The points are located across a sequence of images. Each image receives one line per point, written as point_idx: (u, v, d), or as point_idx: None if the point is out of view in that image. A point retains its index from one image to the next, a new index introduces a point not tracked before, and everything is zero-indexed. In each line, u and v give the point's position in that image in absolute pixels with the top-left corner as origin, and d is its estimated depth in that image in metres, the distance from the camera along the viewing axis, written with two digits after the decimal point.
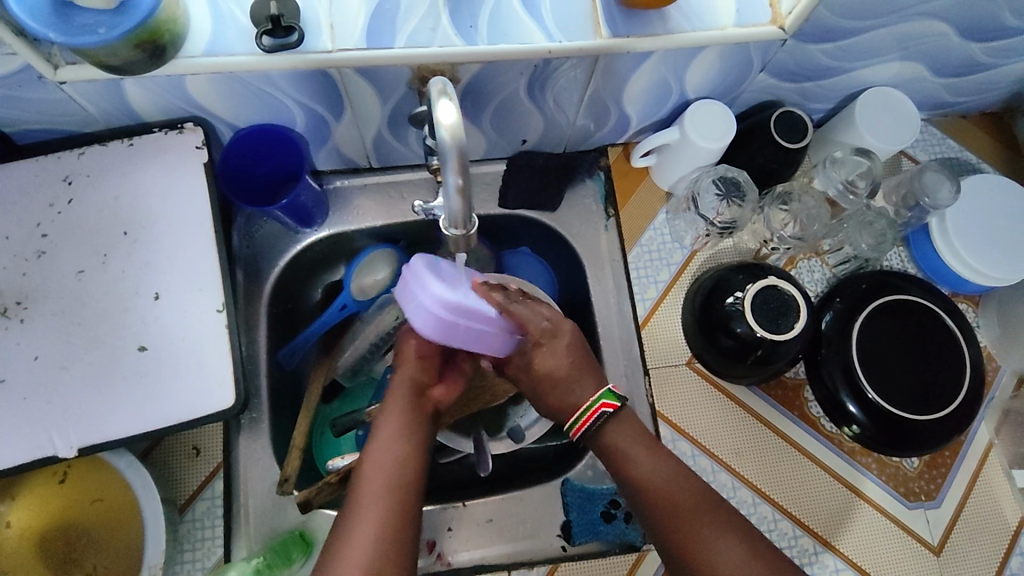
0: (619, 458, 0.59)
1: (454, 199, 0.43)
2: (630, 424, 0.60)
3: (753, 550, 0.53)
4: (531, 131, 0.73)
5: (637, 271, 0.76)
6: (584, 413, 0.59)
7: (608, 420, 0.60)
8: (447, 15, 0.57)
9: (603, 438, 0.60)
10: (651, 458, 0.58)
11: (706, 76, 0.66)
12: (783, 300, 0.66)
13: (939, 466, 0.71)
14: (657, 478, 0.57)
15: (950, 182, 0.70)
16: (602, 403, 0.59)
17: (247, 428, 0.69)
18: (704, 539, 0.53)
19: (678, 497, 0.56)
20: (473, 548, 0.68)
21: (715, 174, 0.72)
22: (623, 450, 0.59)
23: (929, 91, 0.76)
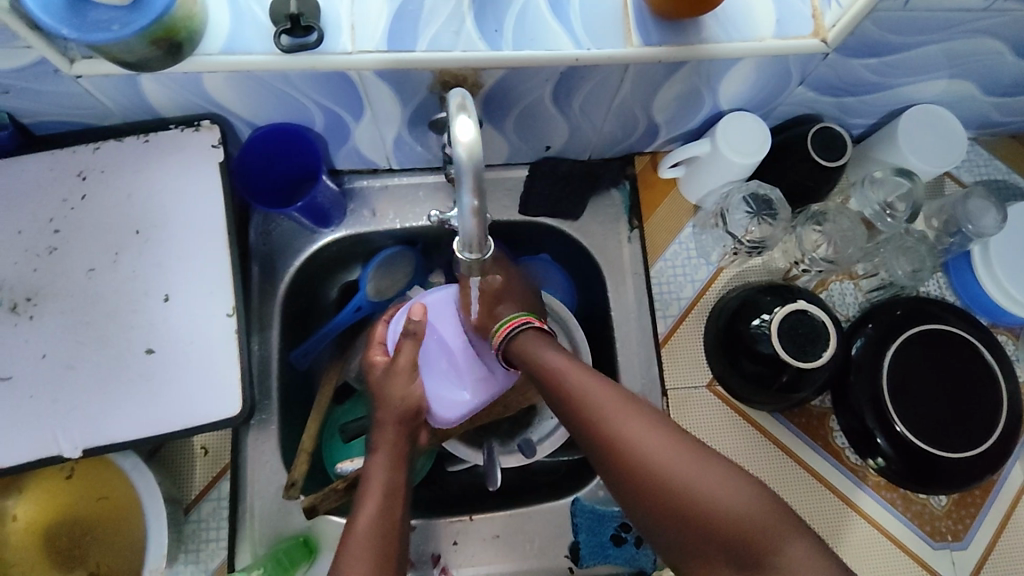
0: (530, 359, 0.54)
1: (469, 220, 0.41)
2: (535, 330, 0.57)
3: (674, 438, 0.48)
4: (555, 138, 0.70)
5: (659, 287, 0.73)
6: (507, 325, 0.58)
7: (523, 331, 0.57)
8: (471, 18, 0.55)
9: (517, 346, 0.56)
10: (559, 354, 0.53)
11: (741, 88, 0.63)
12: (812, 324, 0.64)
13: (968, 506, 0.68)
14: (566, 374, 0.51)
15: (996, 209, 0.67)
16: (520, 318, 0.58)
17: (255, 430, 0.68)
18: (617, 425, 0.49)
19: (590, 392, 0.51)
20: (479, 564, 0.67)
21: (747, 190, 0.69)
22: (536, 357, 0.54)
23: (978, 110, 0.71)
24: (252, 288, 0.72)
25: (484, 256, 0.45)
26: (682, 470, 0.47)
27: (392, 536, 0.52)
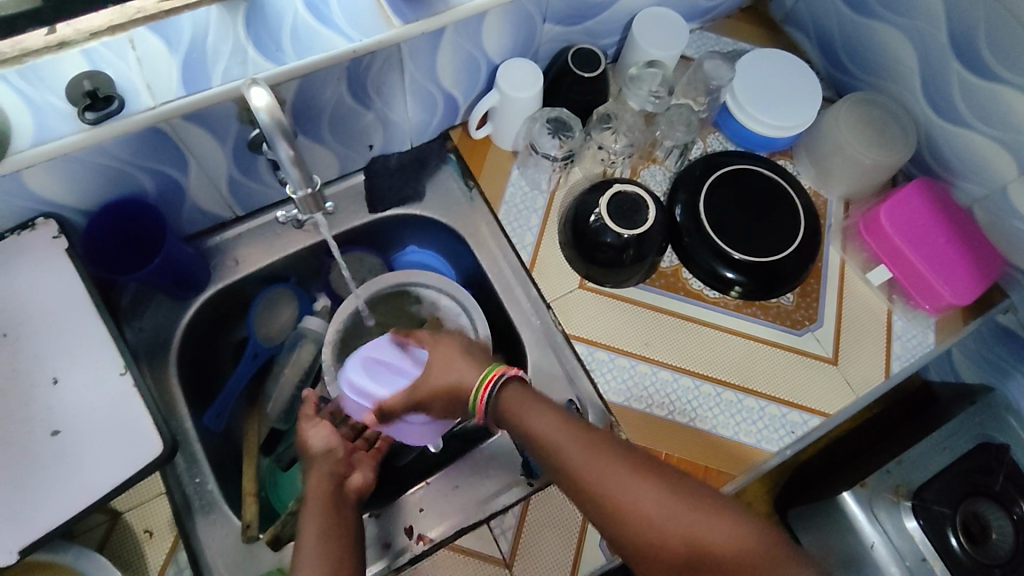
0: (519, 422, 0.61)
1: (294, 171, 0.52)
2: (517, 385, 0.63)
3: (652, 478, 0.56)
4: (374, 135, 0.79)
5: (511, 224, 0.82)
6: (487, 379, 0.63)
7: (503, 384, 0.63)
8: (252, 48, 0.63)
9: (503, 404, 0.62)
10: (549, 415, 0.60)
11: (502, 41, 0.76)
12: (632, 200, 0.76)
13: (810, 293, 0.82)
14: (553, 437, 0.59)
15: (725, 64, 0.88)
16: (498, 367, 0.63)
17: (194, 493, 0.68)
18: (603, 479, 0.56)
19: (569, 455, 0.58)
20: (448, 517, 0.70)
21: (546, 116, 0.81)
22: (523, 415, 0.61)
23: (688, 3, 0.90)
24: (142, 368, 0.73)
25: (315, 187, 0.55)
26: (665, 515, 0.54)
27: (342, 539, 0.58)
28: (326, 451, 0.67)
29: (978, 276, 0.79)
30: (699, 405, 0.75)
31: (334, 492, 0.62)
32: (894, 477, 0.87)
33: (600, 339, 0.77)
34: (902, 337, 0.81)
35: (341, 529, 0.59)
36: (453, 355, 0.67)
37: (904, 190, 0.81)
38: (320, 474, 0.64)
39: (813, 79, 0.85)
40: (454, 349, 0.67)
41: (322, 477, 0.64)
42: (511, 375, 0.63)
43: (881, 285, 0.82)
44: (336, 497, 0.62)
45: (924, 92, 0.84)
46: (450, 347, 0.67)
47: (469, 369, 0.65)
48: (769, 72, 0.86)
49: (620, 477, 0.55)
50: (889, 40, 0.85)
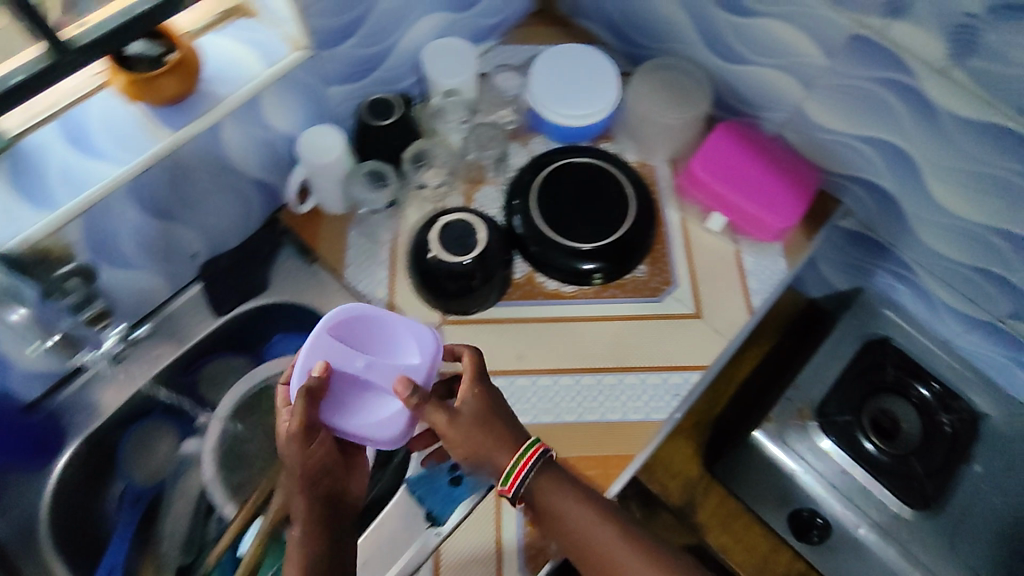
0: (549, 510, 0.62)
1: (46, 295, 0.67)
2: (549, 470, 0.63)
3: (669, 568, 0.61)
4: (195, 242, 0.78)
5: (360, 284, 0.82)
6: (523, 461, 0.62)
7: (537, 470, 0.63)
8: (20, 203, 0.63)
9: (532, 493, 0.63)
10: (583, 503, 0.62)
11: (288, 116, 0.76)
12: (460, 227, 0.77)
13: (659, 258, 0.85)
14: (580, 529, 0.61)
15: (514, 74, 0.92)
16: (533, 445, 0.63)
17: None
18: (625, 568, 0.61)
19: (596, 542, 0.61)
20: None
21: (361, 171, 0.81)
22: (554, 507, 0.62)
23: (471, 25, 0.93)
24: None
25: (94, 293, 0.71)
26: None
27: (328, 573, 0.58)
28: (304, 467, 0.61)
29: (801, 193, 0.81)
30: (584, 398, 0.76)
31: (326, 512, 0.61)
32: (796, 402, 0.88)
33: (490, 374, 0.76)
34: (755, 272, 0.83)
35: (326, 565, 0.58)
36: (474, 432, 0.62)
37: (713, 137, 0.85)
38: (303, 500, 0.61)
39: (605, 63, 0.89)
40: (473, 424, 0.63)
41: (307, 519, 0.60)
42: (548, 457, 0.63)
43: (724, 229, 0.85)
44: (330, 530, 0.60)
45: (703, 42, 0.87)
46: (464, 422, 0.63)
47: (497, 450, 0.62)
48: (563, 68, 0.89)
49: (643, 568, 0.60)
50: (659, 7, 0.89)
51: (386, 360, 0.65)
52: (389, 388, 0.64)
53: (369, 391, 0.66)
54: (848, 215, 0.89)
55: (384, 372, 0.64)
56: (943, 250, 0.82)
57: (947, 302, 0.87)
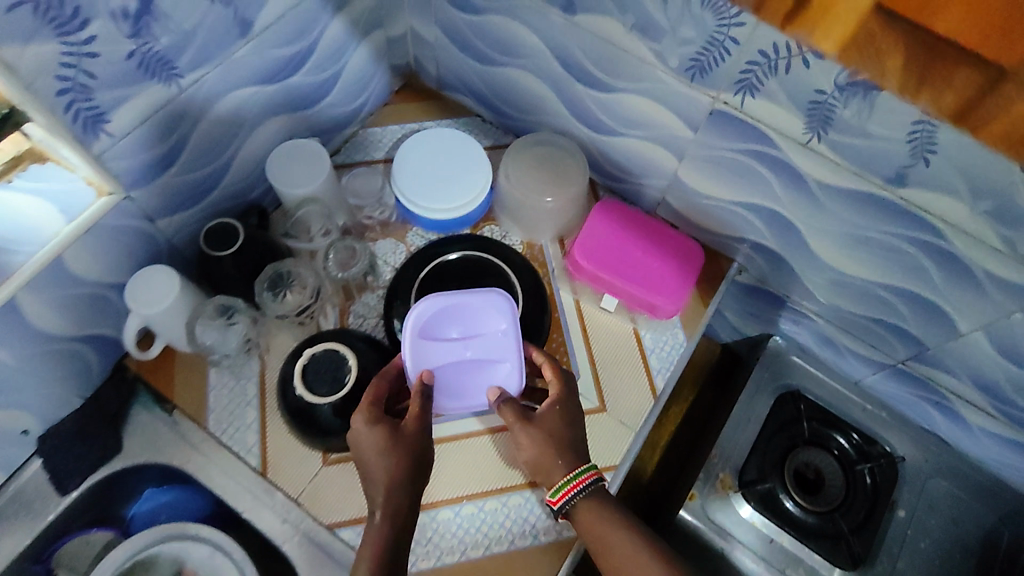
0: (591, 536, 0.59)
1: None
2: (599, 496, 0.61)
3: None
4: (21, 419, 0.68)
5: (226, 433, 0.73)
6: (575, 481, 0.61)
7: (584, 494, 0.61)
8: None
9: (579, 514, 0.60)
10: (627, 532, 0.58)
11: (111, 262, 0.67)
12: (327, 361, 0.70)
13: (556, 350, 0.79)
14: (618, 555, 0.57)
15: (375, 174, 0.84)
16: (590, 470, 0.62)
17: None
18: None
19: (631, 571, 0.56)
20: None
21: (211, 306, 0.72)
22: (597, 530, 0.59)
23: (327, 118, 0.85)
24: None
25: None
26: None
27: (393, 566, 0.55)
28: (388, 440, 0.61)
29: (684, 272, 0.76)
30: (488, 527, 0.72)
31: (417, 468, 0.61)
32: (716, 472, 0.86)
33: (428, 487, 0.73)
34: (655, 350, 0.79)
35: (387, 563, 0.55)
36: (545, 442, 0.63)
37: (590, 217, 0.78)
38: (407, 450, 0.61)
39: (475, 145, 0.83)
40: (545, 438, 0.63)
41: (392, 504, 0.58)
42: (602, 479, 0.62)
43: (618, 309, 0.81)
44: (409, 498, 0.59)
45: (572, 114, 0.83)
46: (552, 419, 0.65)
47: (553, 461, 0.62)
48: (428, 156, 0.82)
49: None
50: (523, 81, 0.84)
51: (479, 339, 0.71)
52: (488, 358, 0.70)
53: (467, 372, 0.70)
54: (743, 270, 0.88)
55: (482, 348, 0.70)
56: (838, 302, 0.81)
57: (850, 347, 0.86)
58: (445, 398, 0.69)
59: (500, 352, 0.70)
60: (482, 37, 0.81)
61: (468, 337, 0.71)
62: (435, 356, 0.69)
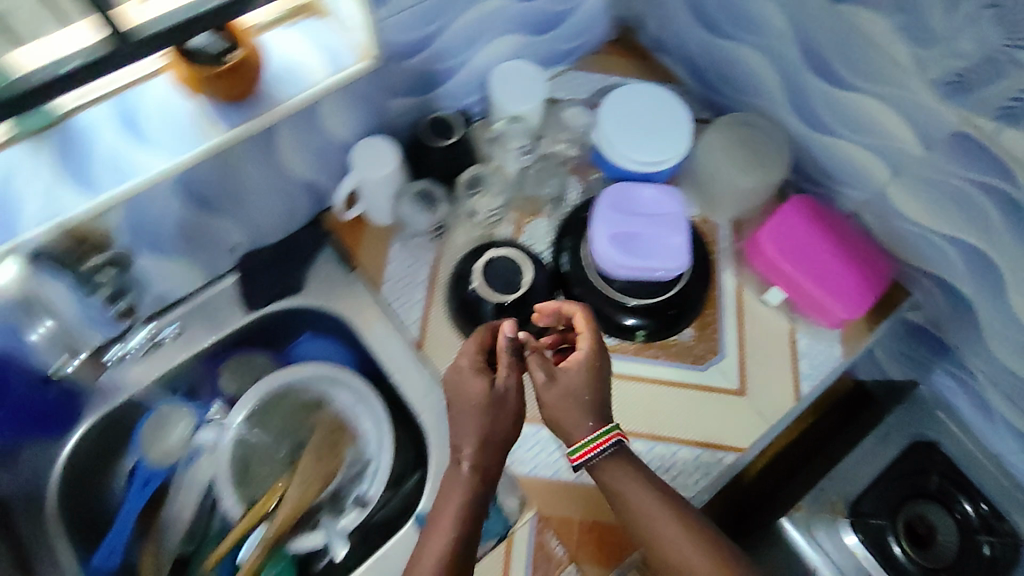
0: (613, 490, 0.64)
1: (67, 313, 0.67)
2: (619, 456, 0.65)
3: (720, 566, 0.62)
4: (236, 235, 0.77)
5: (396, 302, 0.80)
6: (593, 445, 0.64)
7: (599, 459, 0.64)
8: (66, 181, 0.60)
9: (596, 470, 0.65)
10: (638, 475, 0.64)
11: (348, 121, 0.74)
12: (505, 264, 0.75)
13: (709, 324, 0.80)
14: (633, 509, 0.63)
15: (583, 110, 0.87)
16: (614, 432, 0.65)
17: None
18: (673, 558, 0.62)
19: (645, 521, 0.63)
20: None
21: (410, 192, 0.80)
22: (618, 486, 0.64)
23: (547, 49, 0.89)
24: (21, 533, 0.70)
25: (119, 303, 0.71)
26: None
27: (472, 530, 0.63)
28: (477, 398, 0.66)
29: (866, 283, 0.78)
30: None
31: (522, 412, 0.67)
32: (828, 494, 0.88)
33: None
34: (807, 356, 0.79)
35: (470, 527, 0.63)
36: (574, 404, 0.65)
37: (783, 209, 0.80)
38: (485, 422, 0.65)
39: (681, 110, 0.83)
40: (567, 394, 0.65)
41: (480, 466, 0.64)
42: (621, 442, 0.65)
43: (780, 304, 0.81)
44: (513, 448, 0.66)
45: (789, 103, 0.82)
46: (582, 374, 0.66)
47: (574, 420, 0.65)
48: (628, 111, 0.83)
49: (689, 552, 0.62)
50: (748, 60, 0.84)
51: (659, 217, 0.77)
52: (669, 230, 0.76)
53: (651, 241, 0.76)
54: (914, 308, 0.84)
55: (663, 224, 0.77)
56: (1015, 367, 0.77)
57: (1007, 417, 0.81)
58: (630, 260, 0.75)
59: (676, 229, 0.76)
60: (725, 9, 0.82)
61: (652, 214, 0.77)
62: (620, 226, 0.76)
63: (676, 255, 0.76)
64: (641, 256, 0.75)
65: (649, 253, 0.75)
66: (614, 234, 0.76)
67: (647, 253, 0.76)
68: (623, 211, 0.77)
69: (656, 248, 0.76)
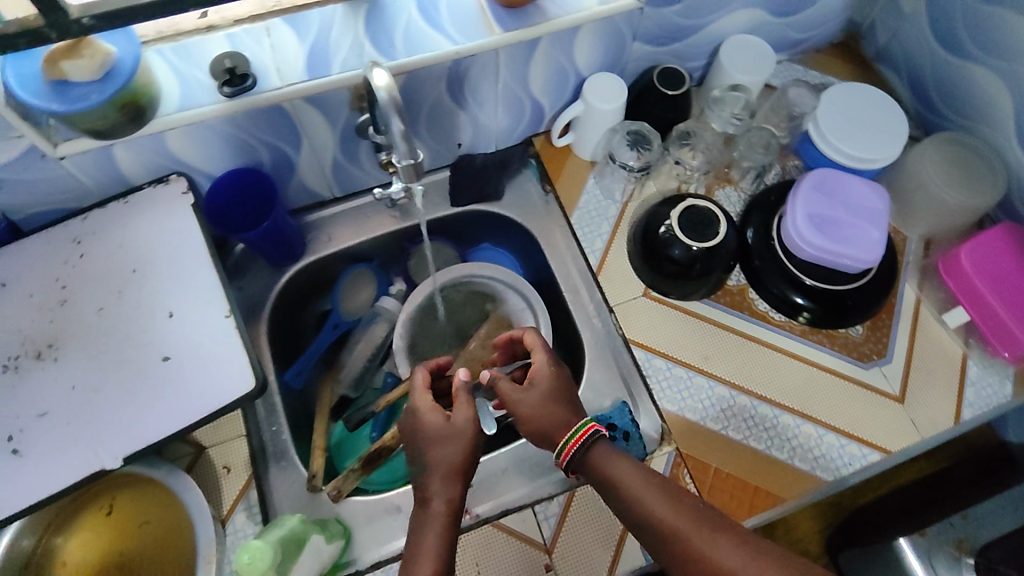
0: (603, 476, 0.61)
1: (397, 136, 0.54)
2: (603, 446, 0.63)
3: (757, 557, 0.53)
4: (463, 134, 0.86)
5: (582, 229, 0.86)
6: (576, 435, 0.62)
7: (596, 442, 0.63)
8: (369, 44, 0.71)
9: (587, 458, 0.62)
10: (629, 465, 0.61)
11: (592, 53, 0.80)
12: (704, 213, 0.78)
13: (881, 327, 0.80)
14: (633, 489, 0.59)
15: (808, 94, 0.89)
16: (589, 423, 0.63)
17: (266, 409, 0.76)
18: (698, 543, 0.55)
19: (651, 501, 0.58)
20: (509, 491, 0.75)
21: (625, 130, 0.84)
22: (605, 471, 0.61)
23: (779, 33, 0.91)
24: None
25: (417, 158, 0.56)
26: None
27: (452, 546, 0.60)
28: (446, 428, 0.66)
29: None
30: (754, 424, 0.75)
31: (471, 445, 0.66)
32: (957, 532, 0.85)
33: (713, 358, 0.78)
34: (975, 385, 0.78)
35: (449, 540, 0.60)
36: (545, 407, 0.65)
37: (988, 232, 0.79)
38: (459, 448, 0.65)
39: (902, 117, 0.84)
40: (539, 397, 0.66)
41: (448, 500, 0.63)
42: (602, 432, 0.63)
43: (956, 328, 0.80)
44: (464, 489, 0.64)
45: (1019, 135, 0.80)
46: (540, 391, 0.66)
47: (559, 422, 0.65)
48: (849, 106, 0.85)
49: (715, 538, 0.55)
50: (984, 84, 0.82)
51: (859, 210, 0.78)
52: (866, 223, 0.77)
53: (846, 228, 0.77)
54: None
55: (861, 216, 0.77)
56: None
57: None
58: (823, 238, 0.76)
59: (876, 224, 0.77)
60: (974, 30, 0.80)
61: (851, 205, 0.78)
62: (818, 206, 0.78)
63: (870, 246, 0.76)
64: (834, 237, 0.76)
65: (842, 237, 0.76)
66: (810, 211, 0.78)
67: (839, 236, 0.76)
68: (824, 195, 0.79)
69: (849, 235, 0.76)
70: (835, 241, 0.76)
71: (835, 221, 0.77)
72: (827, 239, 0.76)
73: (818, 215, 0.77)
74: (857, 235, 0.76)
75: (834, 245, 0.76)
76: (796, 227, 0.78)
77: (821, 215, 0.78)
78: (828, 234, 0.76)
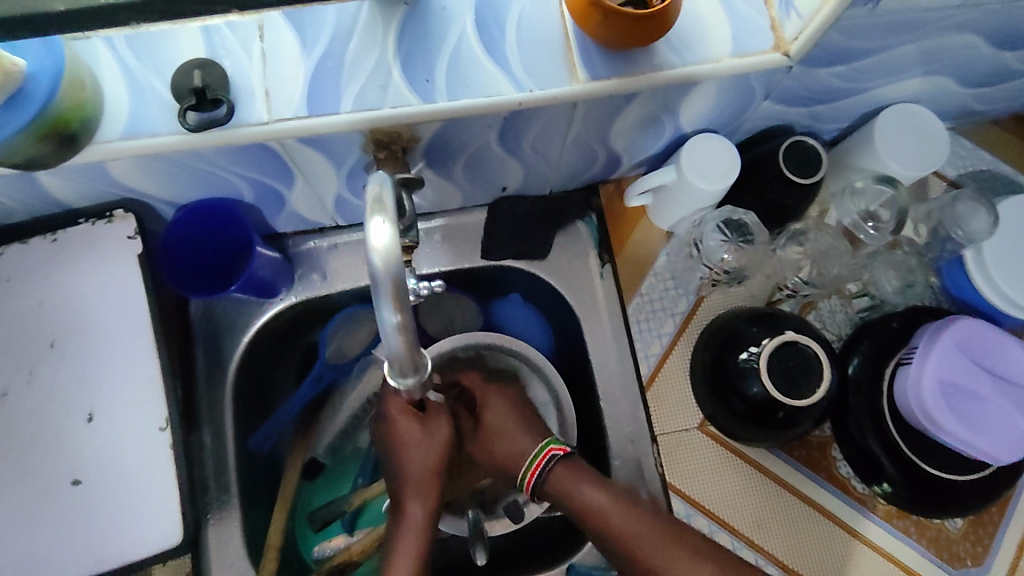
0: (566, 497, 0.61)
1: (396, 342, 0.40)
2: (566, 464, 0.62)
3: (710, 562, 0.56)
4: (511, 178, 0.65)
5: (639, 325, 0.69)
6: (538, 462, 0.62)
7: (560, 462, 0.62)
8: (399, 68, 0.49)
9: (551, 481, 0.62)
10: (598, 492, 0.60)
11: (702, 109, 0.58)
12: (801, 354, 0.59)
13: (985, 525, 0.64)
14: (599, 512, 0.59)
15: (985, 210, 0.63)
16: (551, 444, 0.63)
17: (214, 511, 0.65)
18: (660, 557, 0.56)
19: (618, 523, 0.59)
20: None
21: (719, 217, 0.65)
22: (570, 492, 0.61)
23: (956, 103, 0.67)
24: (198, 386, 0.67)
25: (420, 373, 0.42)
26: None
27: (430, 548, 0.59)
28: (423, 442, 0.60)
29: None
30: None
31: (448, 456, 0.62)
32: None
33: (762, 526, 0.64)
34: None
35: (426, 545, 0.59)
36: (511, 420, 0.67)
37: None
38: (432, 458, 0.60)
39: None
40: (509, 419, 0.67)
41: (426, 507, 0.60)
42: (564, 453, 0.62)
43: None
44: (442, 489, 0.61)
45: None
46: (510, 406, 0.68)
47: (522, 440, 0.65)
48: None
49: (676, 554, 0.56)
50: None
51: (1007, 385, 0.59)
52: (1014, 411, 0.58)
53: (989, 411, 0.57)
54: None
55: (1009, 396, 0.58)
56: None
57: None
58: (958, 422, 0.57)
59: None
60: None
61: (999, 377, 0.59)
62: (960, 371, 0.58)
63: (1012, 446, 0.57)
64: (970, 422, 0.57)
65: (981, 423, 0.57)
66: (949, 377, 0.58)
67: (978, 421, 0.57)
68: (970, 354, 0.59)
69: (991, 422, 0.57)
70: (970, 428, 0.57)
71: (976, 396, 0.58)
72: (962, 425, 0.57)
73: (957, 385, 0.58)
74: (1000, 425, 0.57)
75: (968, 436, 0.57)
76: (926, 395, 0.57)
77: (959, 386, 0.58)
78: (964, 415, 0.57)
